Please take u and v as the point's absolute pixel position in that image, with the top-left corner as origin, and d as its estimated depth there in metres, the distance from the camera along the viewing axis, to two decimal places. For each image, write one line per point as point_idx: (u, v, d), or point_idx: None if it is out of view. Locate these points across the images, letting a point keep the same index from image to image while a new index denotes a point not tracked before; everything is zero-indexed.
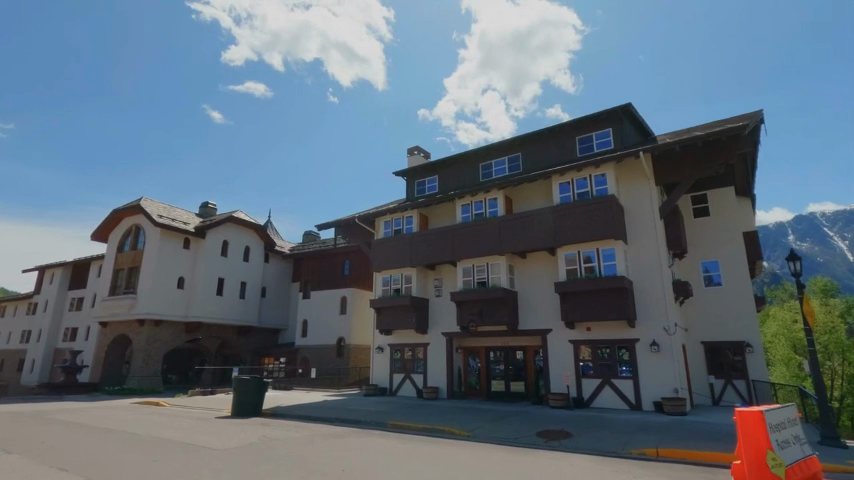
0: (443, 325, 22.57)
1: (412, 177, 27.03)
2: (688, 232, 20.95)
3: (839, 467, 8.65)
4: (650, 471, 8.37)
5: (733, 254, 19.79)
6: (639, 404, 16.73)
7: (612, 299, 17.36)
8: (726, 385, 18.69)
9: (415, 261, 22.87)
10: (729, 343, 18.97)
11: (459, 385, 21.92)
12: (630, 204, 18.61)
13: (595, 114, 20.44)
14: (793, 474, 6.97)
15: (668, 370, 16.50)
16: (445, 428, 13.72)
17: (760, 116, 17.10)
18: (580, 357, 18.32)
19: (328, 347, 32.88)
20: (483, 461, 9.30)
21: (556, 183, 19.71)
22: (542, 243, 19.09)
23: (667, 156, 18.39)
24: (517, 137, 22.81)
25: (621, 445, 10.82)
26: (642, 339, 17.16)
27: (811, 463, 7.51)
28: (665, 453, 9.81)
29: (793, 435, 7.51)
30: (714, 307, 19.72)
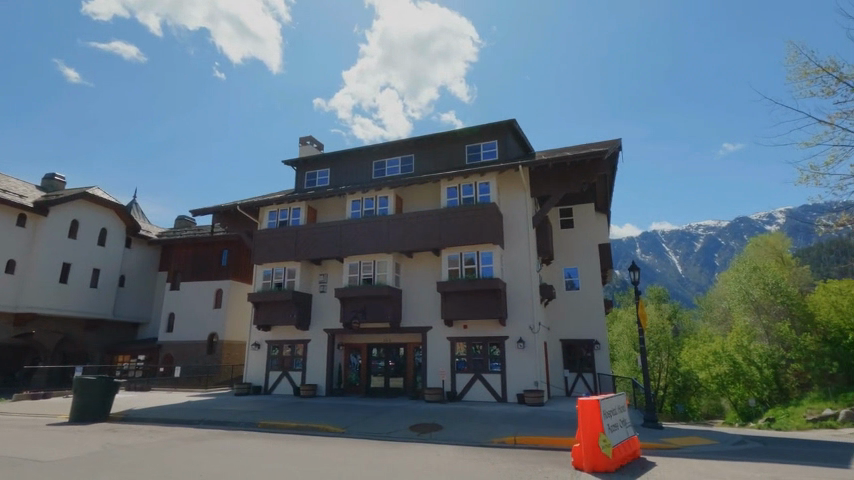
0: (325, 321, 22.16)
1: (303, 168, 26.09)
2: (556, 241, 23.33)
3: (653, 445, 10.40)
4: (507, 457, 9.20)
5: (590, 262, 22.52)
6: (505, 396, 18.22)
7: (487, 299, 18.63)
8: (577, 377, 21.26)
9: (300, 254, 22.11)
10: (582, 341, 21.56)
11: (338, 383, 21.73)
12: (509, 212, 20.14)
13: (484, 126, 21.77)
14: (618, 452, 8.21)
15: (531, 365, 18.18)
16: (320, 425, 13.53)
17: (618, 144, 19.71)
18: (456, 353, 19.38)
19: (198, 344, 30.26)
20: (356, 456, 9.40)
21: (445, 187, 20.55)
22: (427, 244, 19.77)
23: (542, 170, 20.26)
24: (411, 138, 23.28)
25: (484, 435, 11.70)
26: (511, 336, 18.67)
27: (633, 443, 8.91)
28: (521, 441, 10.88)
29: (621, 420, 8.83)
30: (572, 308, 22.24)
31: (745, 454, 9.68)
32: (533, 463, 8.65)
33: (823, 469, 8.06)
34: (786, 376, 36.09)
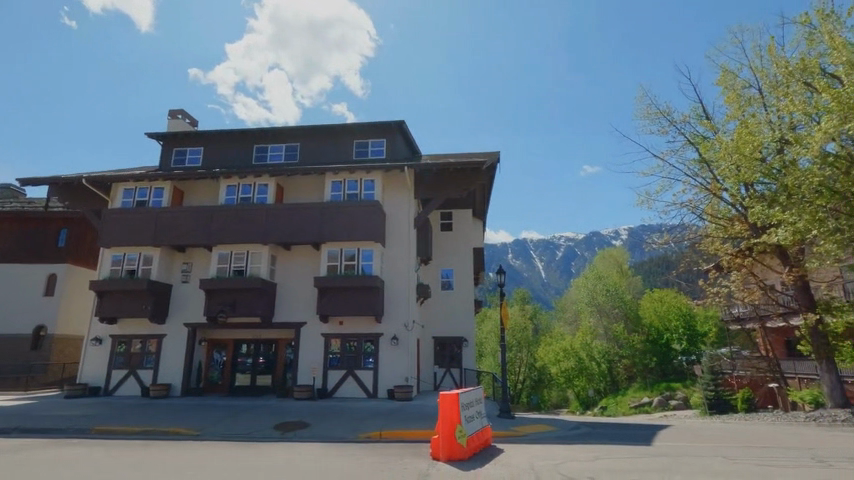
0: (187, 315, 20.22)
1: (171, 144, 23.49)
2: (435, 243, 24.31)
3: (504, 434, 11.41)
4: (370, 452, 9.36)
5: (464, 265, 23.90)
6: (376, 392, 18.45)
7: (364, 296, 18.69)
8: (446, 373, 22.41)
9: (161, 240, 19.85)
10: (452, 338, 22.78)
11: (196, 381, 19.98)
12: (392, 211, 20.46)
13: (373, 123, 21.84)
14: (472, 441, 8.86)
15: (402, 361, 18.68)
16: (170, 429, 12.31)
17: (497, 156, 21.20)
18: (330, 350, 19.10)
19: (18, 338, 25.37)
20: (208, 459, 8.76)
21: (329, 181, 20.14)
22: (307, 238, 19.16)
23: (427, 174, 20.94)
24: (298, 126, 22.36)
25: (350, 431, 11.73)
26: (385, 333, 18.97)
27: (486, 432, 9.70)
28: (386, 434, 11.19)
29: (477, 411, 9.53)
30: (445, 307, 23.40)
31: (577, 438, 11.13)
32: (393, 456, 8.90)
33: (633, 447, 9.62)
34: (618, 369, 42.24)
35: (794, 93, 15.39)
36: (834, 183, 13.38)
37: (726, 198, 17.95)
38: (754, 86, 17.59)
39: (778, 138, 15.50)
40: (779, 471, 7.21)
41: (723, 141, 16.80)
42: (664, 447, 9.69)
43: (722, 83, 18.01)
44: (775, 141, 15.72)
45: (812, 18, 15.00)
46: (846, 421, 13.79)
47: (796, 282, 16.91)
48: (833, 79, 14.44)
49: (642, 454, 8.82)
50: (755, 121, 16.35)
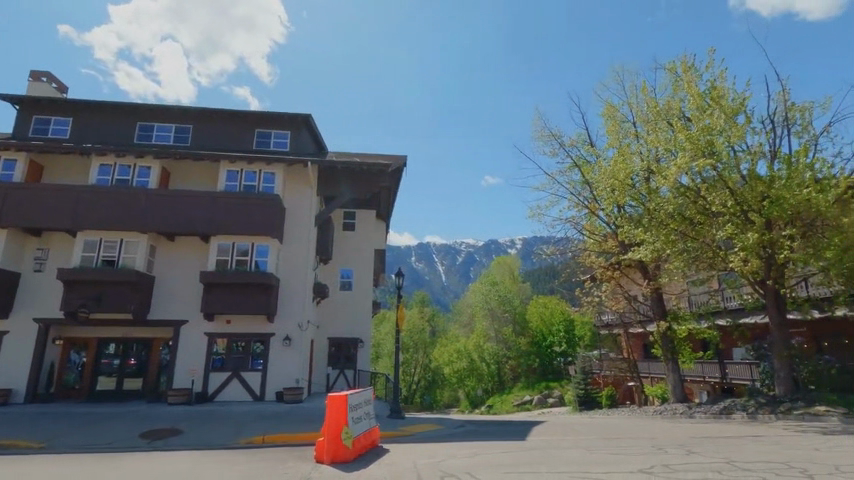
0: (38, 308, 17.48)
1: (31, 110, 20.22)
2: (336, 242, 23.88)
3: (391, 434, 11.55)
4: (249, 458, 8.88)
5: (364, 265, 23.78)
6: (262, 395, 17.56)
7: (256, 294, 17.72)
8: (339, 374, 22.05)
9: (9, 220, 16.93)
10: (347, 339, 22.52)
11: (45, 386, 17.38)
12: (292, 207, 19.67)
13: (278, 114, 20.88)
14: (358, 443, 8.85)
15: (294, 363, 18.00)
16: (6, 441, 10.52)
17: (403, 160, 21.43)
18: (214, 350, 17.80)
19: None
20: (53, 475, 7.64)
21: (224, 169, 18.84)
22: (194, 228, 17.67)
23: (331, 171, 20.50)
24: (191, 107, 20.57)
25: (229, 437, 11.04)
26: (277, 333, 18.14)
27: (373, 433, 9.75)
28: (269, 439, 10.70)
29: (365, 413, 9.52)
30: (342, 308, 23.07)
31: (460, 436, 11.65)
32: (275, 461, 8.56)
33: (509, 443, 10.32)
34: (505, 369, 45.20)
35: (660, 129, 17.78)
36: (684, 209, 15.74)
37: (602, 217, 20.16)
38: (630, 121, 19.98)
39: (646, 168, 17.79)
40: (626, 458, 8.23)
41: (603, 166, 18.89)
42: (536, 441, 10.54)
43: (605, 114, 20.19)
44: (643, 170, 17.99)
45: (678, 67, 17.49)
46: (683, 413, 16.20)
47: (652, 293, 19.45)
48: (689, 121, 16.95)
49: (516, 448, 9.51)
50: (630, 150, 18.54)
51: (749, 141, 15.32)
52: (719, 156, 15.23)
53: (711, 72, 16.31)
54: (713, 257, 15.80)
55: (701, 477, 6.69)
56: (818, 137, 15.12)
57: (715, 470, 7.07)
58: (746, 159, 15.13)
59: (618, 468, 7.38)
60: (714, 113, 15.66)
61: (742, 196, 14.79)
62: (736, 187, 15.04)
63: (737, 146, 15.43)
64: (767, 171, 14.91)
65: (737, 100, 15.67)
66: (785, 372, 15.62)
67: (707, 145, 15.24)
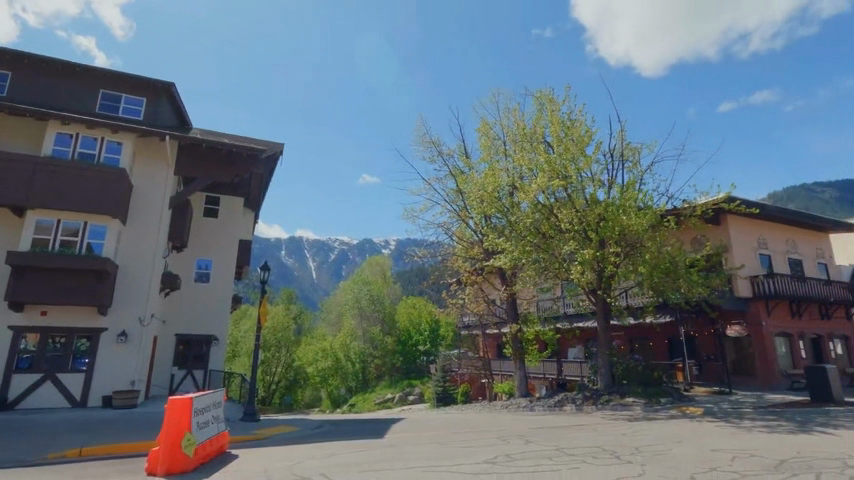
0: None
1: None
2: (193, 229, 21.57)
3: (241, 438, 10.75)
4: (60, 474, 7.52)
5: (224, 256, 21.83)
6: (84, 400, 15.00)
7: (85, 282, 15.12)
8: (186, 375, 19.92)
9: None
10: (198, 337, 20.44)
11: None
12: (142, 184, 17.25)
13: (131, 76, 18.16)
14: (201, 450, 8.03)
15: (130, 362, 15.74)
16: None
17: (279, 148, 20.23)
18: (21, 347, 14.75)
19: None
20: None
21: (54, 131, 15.77)
22: (4, 198, 14.46)
23: (194, 149, 18.48)
24: (12, 50, 16.85)
25: (33, 451, 9.19)
26: (110, 329, 15.70)
27: (221, 438, 8.98)
28: (89, 451, 9.16)
29: (213, 416, 8.72)
30: (195, 302, 20.88)
31: (316, 437, 11.37)
32: (92, 476, 7.35)
33: (366, 441, 10.33)
34: (370, 368, 45.15)
35: (525, 150, 19.65)
36: (539, 224, 17.75)
37: (471, 225, 21.50)
38: (501, 138, 21.63)
39: (511, 184, 19.48)
40: (474, 450, 8.82)
41: (475, 178, 20.25)
42: (392, 438, 10.74)
43: (480, 131, 21.53)
44: (509, 185, 19.64)
45: (543, 97, 19.50)
46: (525, 407, 18.04)
47: (508, 297, 21.29)
48: (548, 146, 19.05)
49: (373, 447, 9.58)
50: (499, 167, 20.09)
51: (593, 170, 17.74)
52: (570, 181, 17.39)
53: (569, 106, 18.61)
54: (558, 268, 17.66)
55: (535, 464, 7.47)
56: (643, 174, 18.12)
57: (546, 457, 7.96)
58: (591, 185, 17.48)
59: (465, 460, 7.90)
60: (569, 142, 17.88)
61: (584, 216, 17.08)
62: (581, 208, 17.28)
63: (585, 173, 17.76)
64: (604, 197, 17.40)
65: (587, 134, 18.04)
66: (606, 369, 18.38)
67: (561, 170, 17.33)
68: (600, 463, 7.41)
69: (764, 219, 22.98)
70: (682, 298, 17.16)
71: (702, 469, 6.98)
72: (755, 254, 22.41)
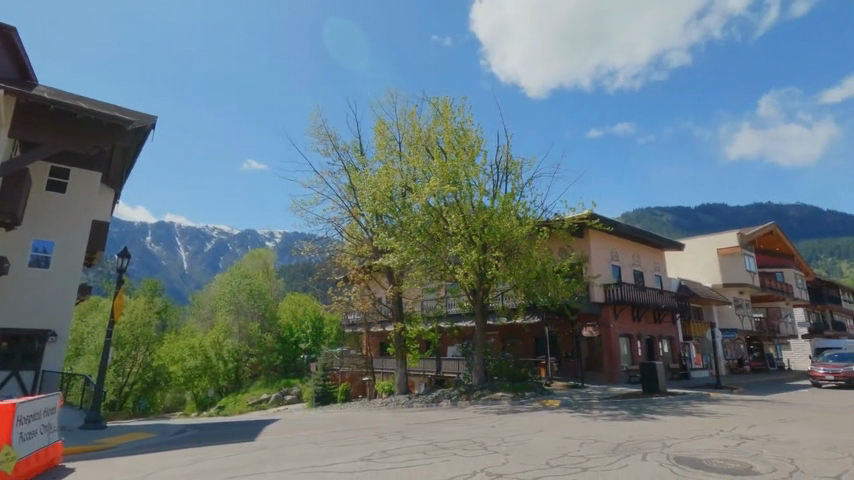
0: None
1: None
2: (30, 205, 18.18)
3: (80, 449, 9.31)
4: None
5: (71, 239, 18.73)
6: None
7: None
8: (9, 377, 16.58)
9: None
10: (30, 332, 17.27)
11: None
12: None
13: None
14: (24, 465, 6.77)
15: None
16: None
17: (152, 121, 17.94)
18: None
19: None
20: None
21: None
22: None
23: (38, 111, 15.62)
24: None
25: None
26: None
27: (52, 450, 7.68)
28: None
29: (43, 425, 7.42)
30: (28, 291, 17.61)
31: (174, 443, 10.31)
32: None
33: (236, 444, 9.68)
34: (244, 368, 42.27)
35: (420, 153, 20.09)
36: (428, 226, 18.28)
37: (362, 222, 21.39)
38: (396, 139, 21.70)
39: (404, 184, 19.74)
40: (350, 449, 8.76)
41: (368, 175, 20.17)
42: (265, 440, 10.21)
43: (376, 129, 21.44)
44: (402, 185, 19.87)
45: (439, 104, 20.14)
46: (405, 403, 18.44)
47: (394, 296, 21.57)
48: (441, 152, 19.73)
49: (242, 450, 8.97)
50: (393, 167, 20.19)
51: (480, 179, 18.80)
52: (459, 187, 18.20)
53: (464, 116, 19.49)
54: (443, 270, 18.44)
55: (409, 459, 7.65)
56: (523, 186, 19.69)
57: (420, 452, 8.21)
58: (478, 192, 18.51)
59: (341, 459, 7.80)
60: (460, 151, 18.76)
61: (470, 222, 18.03)
62: (467, 214, 18.19)
63: (472, 181, 18.72)
64: (489, 204, 18.53)
65: (477, 145, 19.07)
66: (480, 366, 19.63)
67: (452, 176, 18.08)
68: (469, 455, 7.85)
69: (618, 234, 26.46)
70: (549, 301, 18.97)
71: (556, 455, 7.78)
72: (608, 264, 25.73)
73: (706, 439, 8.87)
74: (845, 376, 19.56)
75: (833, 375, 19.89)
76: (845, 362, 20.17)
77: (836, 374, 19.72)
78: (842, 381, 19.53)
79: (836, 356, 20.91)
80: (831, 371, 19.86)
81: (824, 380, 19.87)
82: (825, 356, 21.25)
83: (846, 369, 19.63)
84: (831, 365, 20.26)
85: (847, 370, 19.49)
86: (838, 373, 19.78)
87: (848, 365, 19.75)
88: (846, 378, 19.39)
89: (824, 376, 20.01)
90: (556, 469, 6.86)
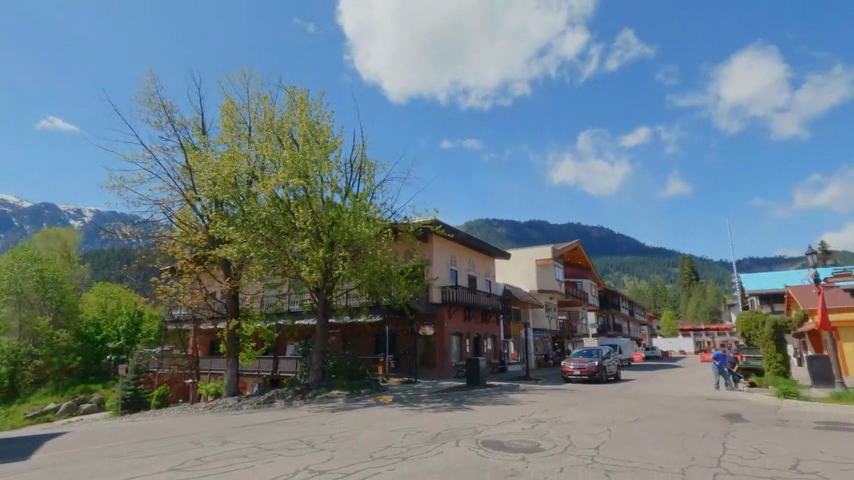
0: None
1: None
2: None
3: None
4: None
5: None
6: None
7: None
8: None
9: None
10: None
11: None
12: None
13: None
14: None
15: None
16: None
17: None
18: None
19: None
20: None
21: None
22: None
23: None
24: None
25: None
26: None
27: None
28: None
29: None
30: None
31: None
32: None
33: (1, 466, 7.92)
34: (23, 373, 34.25)
35: (270, 142, 19.08)
36: (274, 219, 17.47)
37: (197, 208, 19.37)
38: (245, 122, 20.18)
39: (250, 172, 18.50)
40: (158, 459, 7.88)
41: (210, 158, 18.38)
42: (47, 458, 8.57)
43: (223, 108, 19.61)
44: (248, 173, 18.61)
45: (296, 94, 19.41)
46: (232, 406, 17.17)
47: (229, 291, 19.96)
48: (294, 145, 19.14)
49: (11, 472, 7.39)
50: (239, 151, 18.75)
51: (333, 176, 18.63)
52: (309, 181, 17.77)
53: (321, 111, 19.14)
54: (287, 266, 17.85)
55: (227, 464, 7.23)
56: (374, 188, 20.14)
57: (241, 455, 7.83)
58: (329, 189, 18.31)
59: (145, 471, 6.99)
60: (315, 145, 18.43)
61: (319, 218, 17.73)
62: (317, 210, 17.87)
63: (325, 178, 18.47)
64: (339, 202, 18.49)
65: (332, 141, 18.90)
66: (318, 365, 19.41)
67: (303, 170, 17.59)
68: (294, 454, 7.75)
69: (457, 241, 28.80)
70: (390, 301, 19.74)
71: (379, 448, 8.17)
72: (447, 268, 27.87)
73: (509, 424, 10.27)
74: (587, 371, 23.35)
75: (579, 370, 23.57)
76: (589, 358, 23.98)
77: (581, 370, 23.43)
78: (586, 375, 23.31)
79: (582, 352, 24.82)
80: (577, 367, 23.48)
81: (572, 375, 23.43)
82: (576, 351, 25.14)
83: (588, 364, 23.47)
84: (578, 361, 23.94)
85: (589, 366, 23.24)
86: (582, 368, 23.47)
87: (590, 361, 23.56)
88: (588, 373, 23.18)
89: (572, 371, 23.60)
90: (378, 461, 7.21)
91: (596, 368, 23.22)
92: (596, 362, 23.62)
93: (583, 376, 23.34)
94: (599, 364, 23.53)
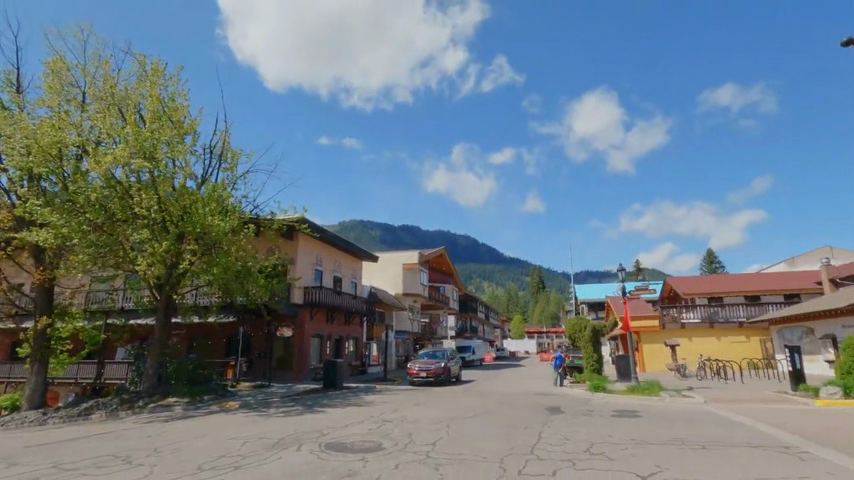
0: None
1: None
2: None
3: None
4: None
5: None
6: None
7: None
8: None
9: None
10: None
11: None
12: None
13: None
14: None
15: None
16: None
17: None
18: None
19: None
20: None
21: None
22: None
23: None
24: None
25: None
26: None
27: None
28: None
29: None
30: None
31: None
32: None
33: None
34: None
35: (110, 114, 16.58)
36: (108, 202, 15.16)
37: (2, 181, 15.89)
38: (79, 87, 17.23)
39: (80, 146, 15.81)
40: None
41: (24, 122, 15.26)
42: None
43: (48, 66, 16.46)
44: (77, 145, 15.89)
45: (147, 64, 17.22)
46: (33, 421, 14.32)
47: (40, 284, 16.73)
48: (141, 121, 16.92)
49: None
50: (66, 119, 15.92)
51: (186, 160, 16.91)
52: (157, 164, 15.85)
53: (177, 88, 17.26)
54: (122, 256, 15.62)
55: None
56: (236, 179, 18.78)
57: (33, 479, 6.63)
58: (181, 174, 16.56)
59: None
60: (168, 124, 16.56)
61: (166, 206, 15.89)
62: (164, 196, 16.00)
63: (176, 161, 16.65)
64: (193, 190, 16.83)
65: (189, 123, 17.17)
66: (153, 370, 17.28)
67: (150, 150, 15.63)
68: (105, 473, 6.83)
69: (323, 241, 28.27)
70: (246, 300, 18.55)
71: (211, 458, 7.61)
72: (312, 268, 27.16)
73: (355, 425, 10.39)
74: (433, 372, 24.48)
75: (425, 372, 24.60)
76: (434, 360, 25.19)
77: (427, 371, 24.48)
78: (431, 376, 24.44)
79: (429, 353, 26.08)
80: (424, 369, 24.47)
81: (418, 377, 24.33)
82: (424, 352, 26.37)
83: (434, 365, 24.65)
84: (424, 363, 24.98)
85: (434, 367, 24.38)
86: (428, 370, 24.54)
87: (435, 362, 24.74)
88: (434, 374, 24.32)
89: (418, 373, 24.50)
90: (207, 473, 6.73)
91: (441, 369, 24.50)
92: (440, 364, 24.90)
93: (428, 377, 24.44)
94: (443, 365, 24.87)
